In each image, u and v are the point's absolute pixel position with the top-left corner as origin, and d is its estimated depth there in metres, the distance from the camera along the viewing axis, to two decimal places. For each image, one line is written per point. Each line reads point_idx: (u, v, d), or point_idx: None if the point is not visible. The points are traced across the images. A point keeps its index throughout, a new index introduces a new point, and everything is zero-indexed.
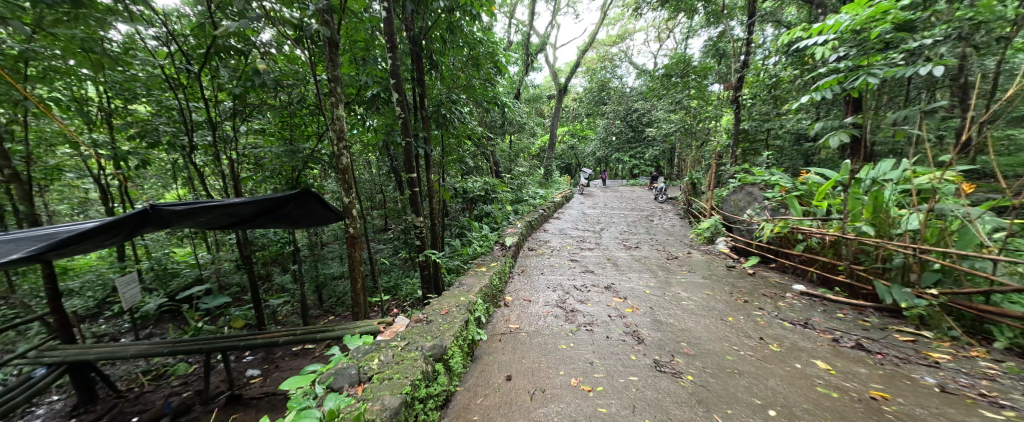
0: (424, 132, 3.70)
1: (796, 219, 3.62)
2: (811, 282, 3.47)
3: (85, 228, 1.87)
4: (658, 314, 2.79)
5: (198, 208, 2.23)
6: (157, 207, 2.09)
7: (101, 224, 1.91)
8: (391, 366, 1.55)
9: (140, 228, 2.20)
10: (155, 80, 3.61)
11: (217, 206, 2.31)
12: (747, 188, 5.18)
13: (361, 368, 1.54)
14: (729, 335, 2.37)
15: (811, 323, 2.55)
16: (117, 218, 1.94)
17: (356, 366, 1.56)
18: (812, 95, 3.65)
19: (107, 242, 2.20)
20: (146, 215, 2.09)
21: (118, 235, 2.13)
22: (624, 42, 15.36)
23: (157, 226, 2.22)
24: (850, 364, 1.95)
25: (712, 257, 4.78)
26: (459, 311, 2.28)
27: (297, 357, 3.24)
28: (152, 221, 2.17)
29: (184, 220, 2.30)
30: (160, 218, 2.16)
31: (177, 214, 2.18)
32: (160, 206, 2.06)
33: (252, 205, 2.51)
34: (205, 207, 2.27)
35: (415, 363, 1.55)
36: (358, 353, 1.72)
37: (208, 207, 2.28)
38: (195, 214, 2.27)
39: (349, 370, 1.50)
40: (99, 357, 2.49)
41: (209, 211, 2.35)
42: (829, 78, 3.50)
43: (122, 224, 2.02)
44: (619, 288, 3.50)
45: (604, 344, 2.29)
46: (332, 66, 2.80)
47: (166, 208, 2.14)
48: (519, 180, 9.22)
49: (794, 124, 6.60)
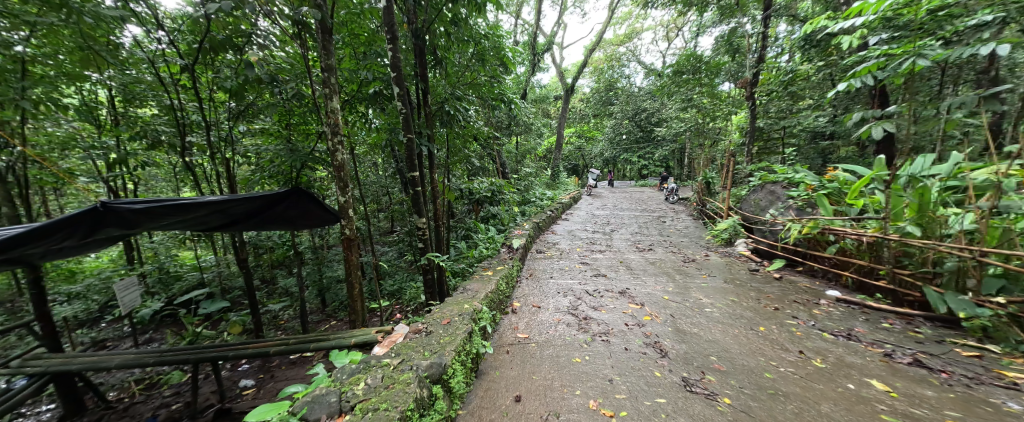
0: (427, 129, 3.52)
1: (827, 219, 3.34)
2: (846, 288, 3.19)
3: (25, 228, 1.68)
4: (681, 323, 2.55)
5: (166, 207, 2.05)
6: (114, 204, 1.90)
7: (44, 225, 1.71)
8: (379, 392, 1.35)
9: (102, 228, 2.02)
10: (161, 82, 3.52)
11: (183, 204, 2.07)
12: (768, 187, 4.89)
13: (344, 394, 1.36)
14: (764, 348, 2.13)
15: (854, 334, 2.29)
16: (57, 218, 1.73)
17: (338, 392, 1.38)
18: (850, 82, 3.26)
19: (65, 243, 2.03)
20: (104, 214, 1.91)
21: (75, 234, 1.95)
22: (632, 41, 15.05)
23: (121, 227, 2.03)
24: (912, 385, 1.70)
25: (731, 259, 4.51)
26: (461, 321, 2.07)
27: (293, 366, 3.07)
28: (115, 221, 1.99)
29: (154, 221, 2.12)
30: (122, 218, 1.97)
31: (139, 214, 1.99)
32: (116, 206, 1.87)
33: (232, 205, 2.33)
34: (168, 206, 2.03)
35: (407, 388, 1.34)
36: (343, 375, 1.52)
37: (180, 206, 2.10)
38: (167, 213, 2.09)
39: (328, 398, 1.32)
40: (82, 368, 2.34)
41: (175, 211, 2.12)
42: (865, 64, 3.18)
43: (74, 224, 1.84)
44: (635, 293, 3.26)
45: (622, 358, 2.07)
46: (326, 55, 2.61)
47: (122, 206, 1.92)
48: (525, 181, 9.03)
49: (810, 121, 6.24)
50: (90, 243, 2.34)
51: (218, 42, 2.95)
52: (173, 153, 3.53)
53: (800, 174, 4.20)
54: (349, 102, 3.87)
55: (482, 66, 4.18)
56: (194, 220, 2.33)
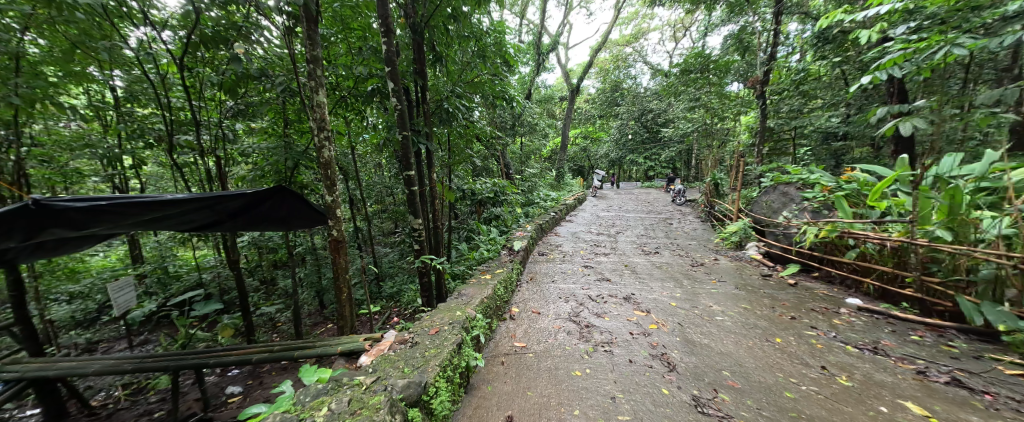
0: (425, 127, 3.39)
1: (846, 222, 3.16)
2: (867, 296, 3.00)
3: None
4: (690, 332, 2.39)
5: (118, 206, 1.89)
6: (53, 202, 1.75)
7: None
8: (344, 419, 1.21)
9: (54, 230, 1.86)
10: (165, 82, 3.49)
11: (137, 202, 1.89)
12: (780, 188, 4.69)
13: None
14: (781, 362, 1.96)
15: (881, 348, 2.09)
16: None
17: (297, 419, 1.22)
18: (874, 74, 2.94)
19: (14, 246, 1.89)
20: (45, 213, 1.76)
21: (17, 238, 1.79)
22: (638, 41, 14.83)
23: (69, 230, 1.87)
24: (953, 409, 1.51)
25: (742, 263, 4.30)
26: (451, 331, 1.93)
27: (283, 373, 2.95)
28: (62, 223, 1.84)
29: (109, 223, 1.97)
30: (67, 221, 1.81)
31: (87, 213, 1.83)
32: (57, 204, 1.71)
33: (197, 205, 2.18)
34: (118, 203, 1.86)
35: (375, 415, 1.20)
36: (306, 397, 1.39)
37: (135, 206, 1.94)
38: (121, 213, 1.94)
39: None
40: (58, 374, 2.24)
41: (131, 210, 1.94)
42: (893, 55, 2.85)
43: (8, 225, 1.69)
44: (640, 299, 3.09)
45: (626, 371, 1.91)
46: (312, 46, 2.49)
47: (65, 204, 1.75)
48: (529, 181, 8.86)
49: (822, 122, 5.88)
50: (54, 248, 2.22)
51: (206, 36, 2.82)
52: (166, 152, 3.44)
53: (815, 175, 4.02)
54: (346, 100, 3.75)
55: (484, 63, 3.99)
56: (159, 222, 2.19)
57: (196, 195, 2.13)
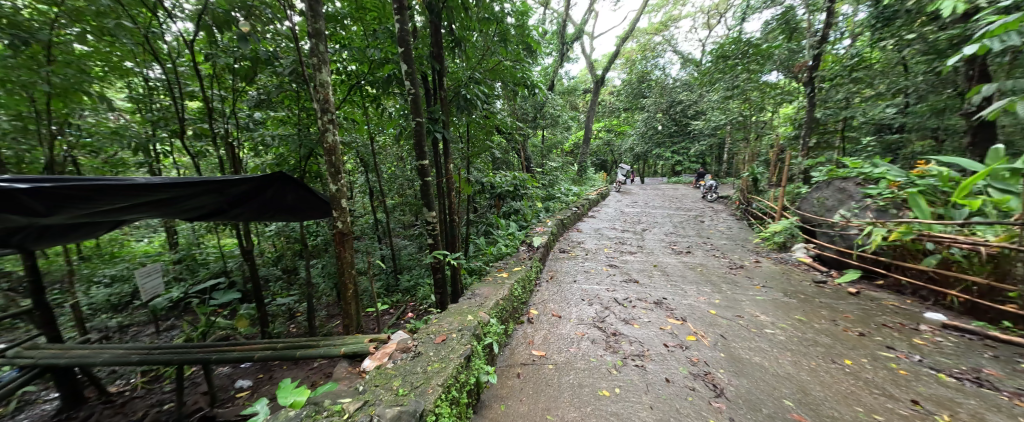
0: (441, 113, 3.15)
1: (923, 223, 2.71)
2: (951, 310, 2.55)
3: None
4: (736, 347, 2.08)
5: (86, 186, 1.62)
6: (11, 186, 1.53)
7: None
8: None
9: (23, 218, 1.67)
10: (189, 72, 3.41)
11: (106, 185, 1.67)
12: (835, 183, 4.17)
13: None
14: (857, 392, 1.63)
15: (987, 379, 1.71)
16: None
17: None
18: (985, 43, 2.16)
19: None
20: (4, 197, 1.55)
21: None
22: (669, 29, 13.94)
23: (20, 216, 1.55)
24: None
25: (789, 267, 3.86)
26: (460, 340, 1.71)
27: (292, 367, 2.86)
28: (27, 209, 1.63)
29: (72, 206, 1.67)
30: (18, 207, 1.48)
31: (45, 197, 1.52)
32: (4, 185, 1.39)
33: (181, 186, 1.97)
34: (84, 187, 1.63)
35: None
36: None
37: (109, 187, 1.68)
38: (89, 194, 1.67)
39: None
40: (69, 362, 2.19)
41: (104, 196, 1.73)
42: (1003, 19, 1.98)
43: None
44: (674, 305, 2.77)
45: (664, 395, 1.64)
46: (314, 20, 2.30)
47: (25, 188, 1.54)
48: (550, 175, 8.53)
49: (879, 111, 5.31)
50: (15, 238, 1.95)
51: (219, 18, 2.70)
52: (183, 139, 3.31)
53: (880, 168, 3.52)
54: (361, 87, 3.58)
55: (505, 48, 3.68)
56: (130, 206, 1.92)
57: (177, 179, 1.92)
